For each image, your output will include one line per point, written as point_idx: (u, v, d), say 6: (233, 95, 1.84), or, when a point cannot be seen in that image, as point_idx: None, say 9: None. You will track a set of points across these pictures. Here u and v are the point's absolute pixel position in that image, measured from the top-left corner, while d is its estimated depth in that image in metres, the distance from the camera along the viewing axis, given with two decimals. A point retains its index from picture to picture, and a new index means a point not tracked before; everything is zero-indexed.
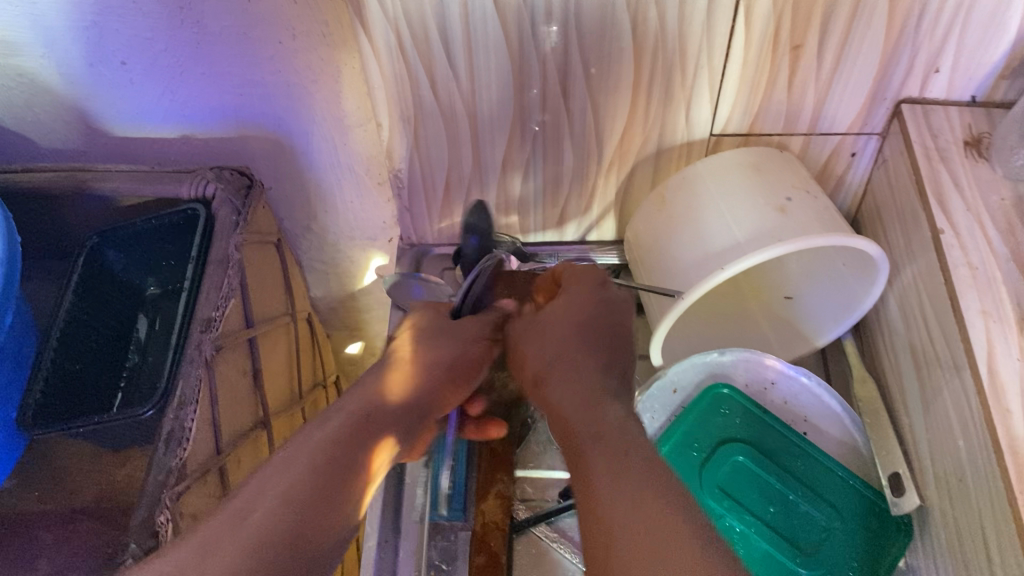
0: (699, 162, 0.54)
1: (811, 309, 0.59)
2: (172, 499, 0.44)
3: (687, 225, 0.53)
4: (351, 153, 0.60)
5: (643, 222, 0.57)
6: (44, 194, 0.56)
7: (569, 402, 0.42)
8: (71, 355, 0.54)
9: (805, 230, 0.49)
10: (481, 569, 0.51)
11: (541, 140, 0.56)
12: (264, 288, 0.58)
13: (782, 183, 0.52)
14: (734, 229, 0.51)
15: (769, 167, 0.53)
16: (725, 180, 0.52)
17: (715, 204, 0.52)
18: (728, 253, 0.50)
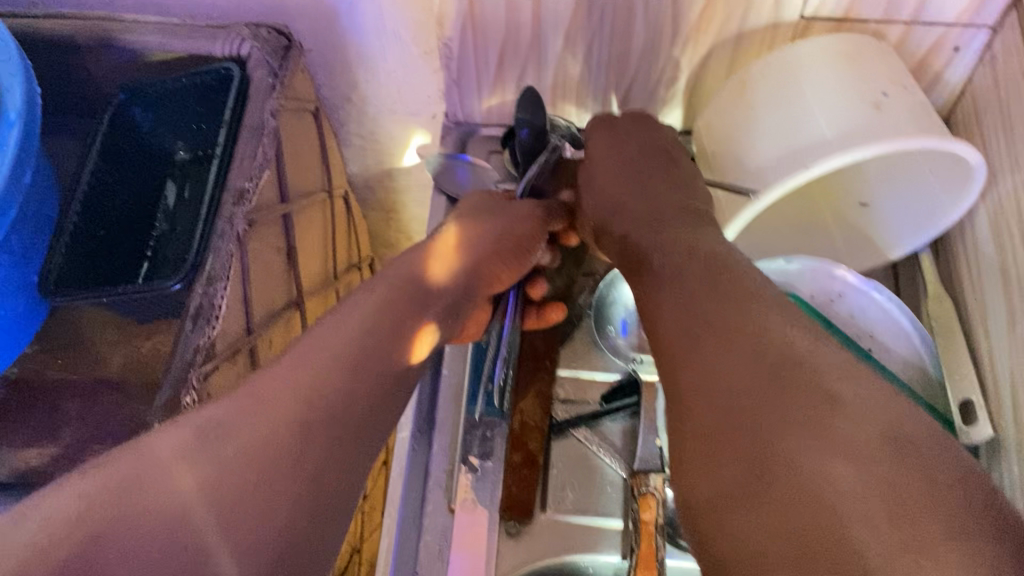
0: (784, 49, 0.49)
1: (888, 219, 0.54)
2: (199, 379, 0.42)
3: (770, 120, 0.48)
4: (398, 16, 0.55)
5: (717, 113, 0.52)
6: (67, 45, 0.51)
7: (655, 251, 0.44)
8: (94, 218, 0.50)
9: (898, 130, 0.44)
10: (517, 469, 0.49)
11: (609, 13, 0.51)
12: (302, 160, 0.54)
13: (877, 76, 0.47)
14: (821, 123, 0.46)
15: (864, 57, 0.48)
16: (815, 71, 0.47)
17: (803, 98, 0.47)
18: (813, 149, 0.45)
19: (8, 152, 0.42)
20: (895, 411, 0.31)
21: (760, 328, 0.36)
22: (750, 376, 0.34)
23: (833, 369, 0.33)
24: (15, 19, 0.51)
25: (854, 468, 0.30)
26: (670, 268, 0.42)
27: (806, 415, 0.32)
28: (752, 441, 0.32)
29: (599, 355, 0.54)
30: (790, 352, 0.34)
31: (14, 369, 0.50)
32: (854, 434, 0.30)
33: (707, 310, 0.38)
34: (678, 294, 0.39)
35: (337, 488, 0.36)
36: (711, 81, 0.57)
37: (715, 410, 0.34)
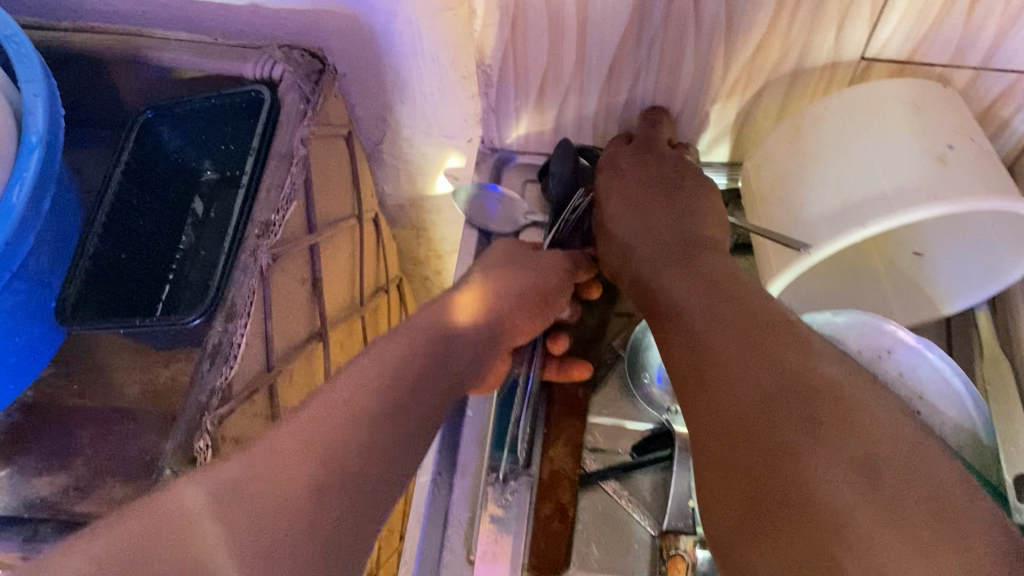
0: (842, 93, 0.46)
1: (946, 270, 0.51)
2: (213, 423, 0.40)
3: (828, 170, 0.46)
4: (436, 40, 0.53)
5: (772, 158, 0.50)
6: (95, 60, 0.50)
7: (678, 289, 0.44)
8: (115, 238, 0.49)
9: (965, 188, 0.41)
10: (550, 521, 0.46)
11: (657, 46, 0.48)
12: (331, 186, 0.52)
13: (944, 126, 0.44)
14: (881, 177, 0.43)
15: (931, 106, 0.44)
16: (876, 119, 0.45)
17: (864, 150, 0.45)
18: (871, 204, 0.43)
19: (26, 178, 0.41)
20: (903, 428, 0.33)
21: (777, 344, 0.37)
22: (763, 391, 0.35)
23: (845, 385, 0.35)
24: (45, 33, 0.50)
25: (852, 474, 0.31)
26: (691, 309, 0.42)
27: (811, 427, 0.33)
28: (761, 453, 0.34)
29: (632, 404, 0.53)
30: (804, 368, 0.35)
31: (29, 393, 0.49)
32: (855, 444, 0.32)
33: (728, 329, 0.39)
34: (699, 312, 0.41)
35: (354, 555, 0.34)
36: (760, 118, 0.54)
37: (727, 423, 0.36)
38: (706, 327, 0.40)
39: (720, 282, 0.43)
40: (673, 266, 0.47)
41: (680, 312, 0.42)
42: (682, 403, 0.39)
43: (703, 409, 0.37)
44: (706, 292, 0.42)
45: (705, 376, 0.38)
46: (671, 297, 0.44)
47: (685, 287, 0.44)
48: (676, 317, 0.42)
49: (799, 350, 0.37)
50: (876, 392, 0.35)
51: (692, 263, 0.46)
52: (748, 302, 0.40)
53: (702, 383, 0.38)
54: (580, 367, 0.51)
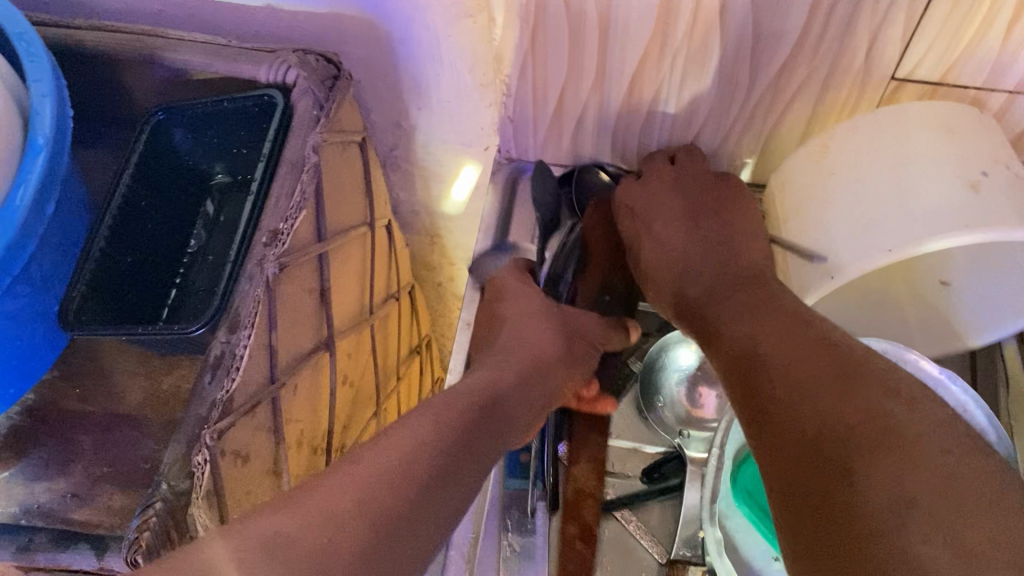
0: (875, 114, 0.45)
1: (970, 301, 0.50)
2: (213, 437, 0.38)
3: (854, 189, 0.44)
4: (456, 46, 0.51)
5: (797, 174, 0.49)
6: (108, 59, 0.49)
7: (734, 319, 0.46)
8: (122, 241, 0.48)
9: (999, 215, 0.40)
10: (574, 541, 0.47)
11: (682, 60, 0.47)
12: (343, 194, 0.51)
13: (980, 153, 0.42)
14: (908, 199, 0.42)
15: (965, 131, 0.43)
16: (908, 141, 0.43)
17: (895, 170, 0.43)
18: (898, 228, 0.42)
19: (31, 180, 0.40)
20: (948, 449, 0.34)
21: (837, 373, 0.38)
22: (823, 422, 0.37)
23: (901, 413, 0.36)
24: (58, 30, 0.49)
25: (900, 502, 0.33)
26: (753, 338, 0.43)
27: (868, 457, 0.35)
28: (822, 483, 0.35)
29: (647, 427, 0.53)
30: (863, 397, 0.37)
31: (30, 395, 0.48)
32: (908, 477, 0.33)
33: (789, 358, 0.40)
34: (759, 338, 0.42)
35: None
36: (785, 138, 0.53)
37: (796, 450, 0.37)
38: (772, 353, 0.41)
39: (781, 306, 0.44)
40: (721, 304, 0.48)
41: (743, 336, 0.44)
42: (751, 426, 0.40)
43: (768, 435, 0.39)
44: (767, 319, 0.43)
45: (771, 403, 0.39)
46: (728, 324, 0.46)
47: (744, 320, 0.45)
48: (737, 344, 0.44)
49: (858, 378, 0.38)
50: (928, 415, 0.36)
51: (742, 292, 0.48)
52: (807, 331, 0.41)
53: (768, 411, 0.39)
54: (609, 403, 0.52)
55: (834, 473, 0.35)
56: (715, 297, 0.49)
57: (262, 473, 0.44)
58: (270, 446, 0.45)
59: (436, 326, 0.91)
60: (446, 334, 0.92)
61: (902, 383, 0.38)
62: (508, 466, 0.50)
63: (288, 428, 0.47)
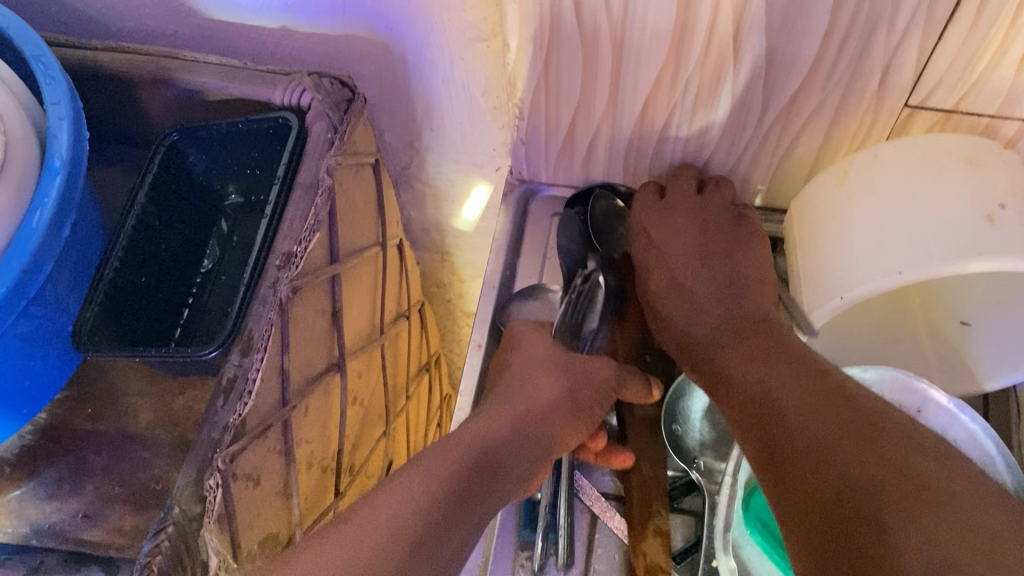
0: (892, 141, 0.45)
1: (990, 344, 0.50)
2: (225, 461, 0.38)
3: (871, 219, 0.45)
4: (468, 69, 0.51)
5: (815, 197, 0.49)
6: (124, 79, 0.50)
7: (748, 364, 0.46)
8: (135, 262, 0.48)
9: (1014, 248, 0.40)
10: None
11: (694, 85, 0.47)
12: (355, 215, 0.52)
13: (998, 182, 0.42)
14: (928, 236, 0.42)
15: (989, 162, 0.43)
16: (925, 170, 0.43)
17: (913, 200, 0.43)
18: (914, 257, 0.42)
19: (48, 203, 0.40)
20: (976, 504, 0.33)
21: (858, 425, 0.38)
22: (845, 476, 0.36)
23: (925, 468, 0.35)
24: (75, 51, 0.50)
25: (930, 554, 0.31)
26: (768, 387, 0.43)
27: (892, 513, 0.33)
28: (845, 535, 0.34)
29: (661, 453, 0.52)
30: (885, 449, 0.36)
31: (43, 414, 0.49)
32: (934, 528, 0.32)
33: (808, 412, 0.40)
34: (776, 390, 0.42)
35: None
36: (797, 163, 0.53)
37: (814, 502, 0.36)
38: (791, 404, 0.41)
39: (796, 356, 0.44)
40: (736, 347, 0.48)
41: (761, 385, 0.44)
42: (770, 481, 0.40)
43: (790, 486, 0.38)
44: (784, 368, 0.43)
45: (791, 455, 0.39)
46: (744, 372, 0.45)
47: (759, 364, 0.45)
48: (755, 394, 0.44)
49: (878, 430, 0.37)
50: (954, 470, 0.35)
51: (757, 339, 0.47)
52: (824, 380, 0.41)
53: (789, 462, 0.39)
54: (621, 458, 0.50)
55: (856, 522, 0.34)
56: (727, 338, 0.50)
57: (273, 495, 0.44)
58: (281, 468, 0.45)
59: (446, 342, 0.91)
60: (456, 351, 0.92)
61: (924, 436, 0.37)
62: (524, 513, 0.51)
63: (299, 449, 0.47)
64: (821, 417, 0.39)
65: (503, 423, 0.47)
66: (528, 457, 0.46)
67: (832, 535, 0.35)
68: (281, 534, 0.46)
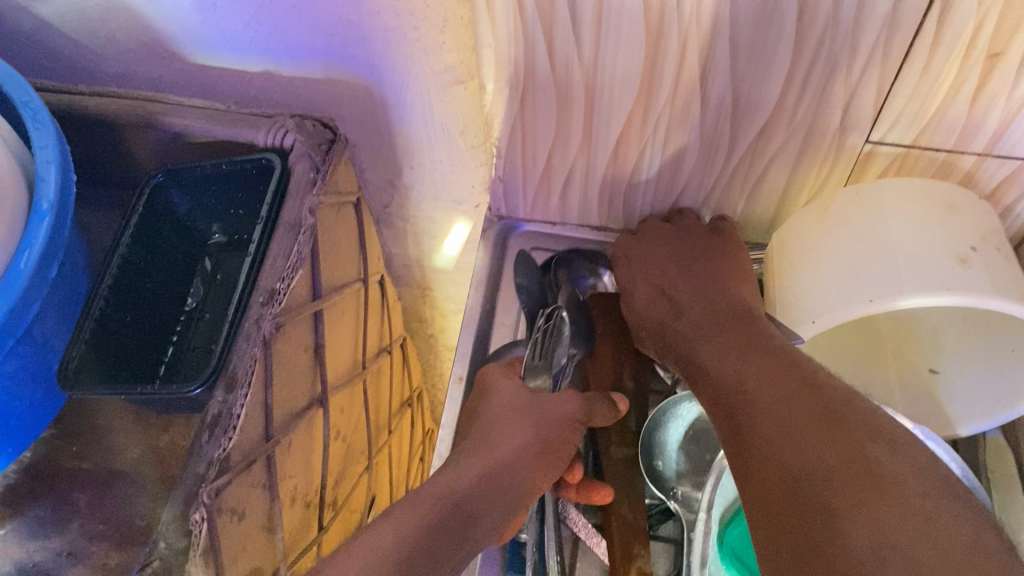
0: (877, 181, 0.47)
1: (956, 388, 0.51)
2: (210, 496, 0.39)
3: (846, 247, 0.47)
4: (446, 110, 0.53)
5: (795, 231, 0.50)
6: (112, 123, 0.51)
7: (720, 360, 0.47)
8: (122, 299, 0.49)
9: (979, 287, 0.42)
10: None
11: (665, 125, 0.49)
12: (337, 253, 0.53)
13: (970, 229, 0.45)
14: (899, 264, 0.44)
15: (963, 209, 0.45)
16: (902, 208, 0.45)
17: (887, 232, 0.45)
18: (887, 287, 0.44)
19: (36, 244, 0.41)
20: (933, 493, 0.34)
21: (822, 415, 0.39)
22: (805, 459, 0.37)
23: (885, 456, 0.36)
24: (63, 96, 0.51)
25: (883, 545, 0.32)
26: (740, 379, 0.44)
27: (850, 497, 0.34)
28: (800, 515, 0.35)
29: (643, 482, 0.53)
30: (853, 441, 0.37)
31: (28, 453, 0.49)
32: (889, 519, 0.33)
33: (778, 402, 0.41)
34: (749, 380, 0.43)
35: None
36: (766, 197, 0.55)
37: (774, 486, 0.37)
38: (761, 392, 0.42)
39: (764, 347, 0.45)
40: (713, 340, 0.48)
41: (732, 375, 0.45)
42: (734, 467, 0.41)
43: (754, 466, 0.39)
44: (752, 361, 0.44)
45: (756, 439, 0.40)
46: (721, 366, 0.46)
47: (730, 358, 0.46)
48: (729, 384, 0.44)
49: (844, 422, 0.38)
50: (911, 461, 0.36)
51: (734, 331, 0.48)
52: (792, 370, 0.42)
53: (753, 446, 0.40)
54: (600, 493, 0.50)
55: (811, 503, 0.35)
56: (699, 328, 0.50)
57: (257, 529, 0.45)
58: (265, 503, 0.45)
59: (428, 377, 0.92)
60: (437, 386, 0.93)
61: (886, 426, 0.38)
62: (509, 555, 0.52)
63: (282, 483, 0.47)
64: (789, 404, 0.40)
65: (485, 454, 0.48)
66: (509, 489, 0.46)
67: (790, 516, 0.36)
68: (266, 568, 0.47)
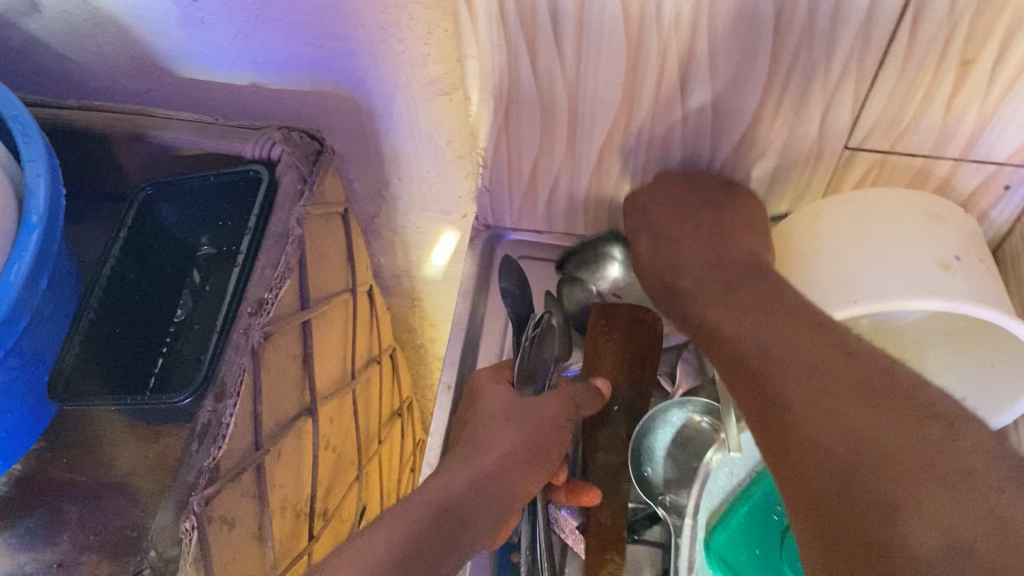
0: (866, 189, 0.48)
1: None
2: (200, 504, 0.39)
3: (832, 252, 0.47)
4: (432, 121, 0.53)
5: (792, 231, 0.51)
6: (100, 137, 0.52)
7: (738, 326, 0.43)
8: (111, 311, 0.50)
9: (959, 295, 0.43)
10: None
11: (647, 132, 0.49)
12: (325, 263, 0.53)
13: (953, 240, 0.46)
14: (888, 273, 0.45)
15: (948, 221, 0.46)
16: (891, 217, 0.46)
17: (873, 237, 0.46)
18: (870, 290, 0.45)
19: (26, 256, 0.41)
20: (998, 476, 0.32)
21: (866, 390, 0.37)
22: (853, 443, 0.35)
23: (943, 436, 0.34)
24: (52, 111, 0.52)
25: (956, 544, 0.30)
26: (764, 350, 0.41)
27: (912, 489, 0.32)
28: (857, 509, 0.33)
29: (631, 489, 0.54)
30: (897, 418, 0.35)
31: (18, 465, 0.49)
32: (955, 512, 0.31)
33: (813, 375, 0.38)
34: (779, 351, 0.40)
35: None
36: None
37: (822, 475, 0.35)
38: (792, 363, 0.39)
39: (787, 310, 0.42)
40: (729, 302, 0.45)
41: (756, 343, 0.42)
42: (772, 451, 0.38)
43: (794, 450, 0.37)
44: (776, 326, 0.41)
45: (794, 419, 0.37)
46: (739, 330, 0.43)
47: (748, 322, 0.43)
48: (750, 355, 0.41)
49: (890, 398, 0.36)
50: (973, 439, 0.34)
51: (750, 288, 0.45)
52: (821, 335, 0.40)
53: (792, 427, 0.37)
54: (588, 495, 0.50)
55: (869, 496, 0.33)
56: (708, 291, 0.47)
57: (247, 538, 0.45)
58: (255, 512, 0.46)
59: (418, 388, 0.92)
60: (427, 396, 0.93)
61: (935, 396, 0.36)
62: (499, 561, 0.53)
63: (272, 492, 0.47)
64: (826, 378, 0.38)
65: (475, 459, 0.48)
66: (505, 490, 0.47)
67: (844, 509, 0.34)
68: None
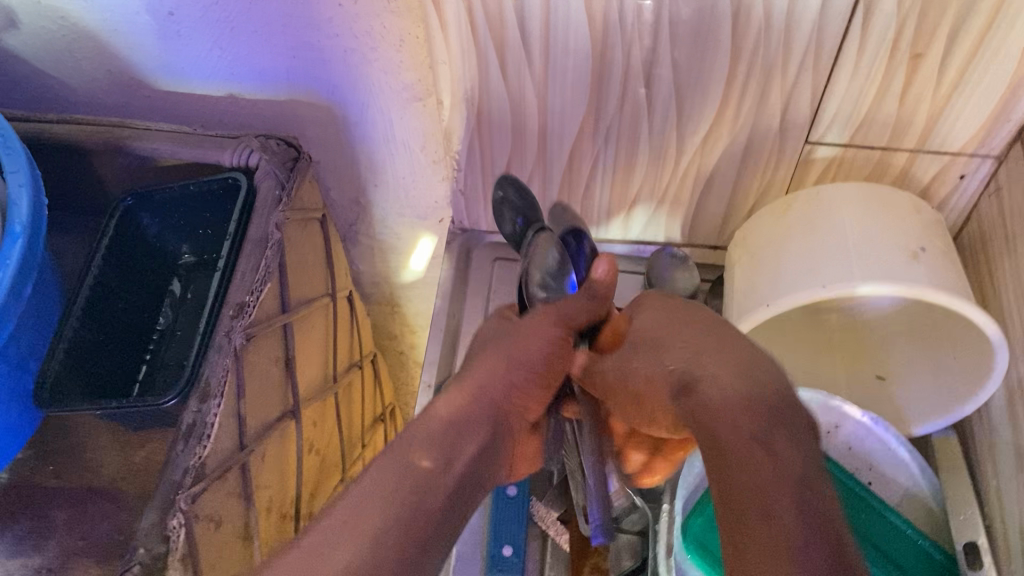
0: (833, 185, 0.51)
1: (910, 391, 0.55)
2: (187, 501, 0.40)
3: (800, 242, 0.49)
4: (406, 127, 0.55)
5: (755, 228, 0.53)
6: (79, 148, 0.53)
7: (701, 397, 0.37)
8: (94, 319, 0.50)
9: (919, 281, 0.45)
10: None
11: (615, 132, 0.51)
12: (304, 268, 0.54)
13: (915, 232, 0.48)
14: (852, 259, 0.46)
15: (905, 217, 0.48)
16: (856, 210, 0.48)
17: (839, 226, 0.48)
18: (832, 272, 0.46)
19: (8, 266, 0.42)
20: None
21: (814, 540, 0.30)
22: None
23: None
24: (30, 124, 0.53)
25: None
26: (714, 438, 0.34)
27: None
28: None
29: None
30: None
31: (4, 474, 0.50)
32: None
33: (770, 516, 0.31)
34: (741, 474, 0.32)
35: None
36: (715, 203, 0.57)
37: None
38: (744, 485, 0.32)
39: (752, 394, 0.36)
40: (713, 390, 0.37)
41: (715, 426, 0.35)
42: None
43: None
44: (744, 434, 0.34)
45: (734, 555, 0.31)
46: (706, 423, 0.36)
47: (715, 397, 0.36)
48: (716, 443, 0.34)
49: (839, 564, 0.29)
50: None
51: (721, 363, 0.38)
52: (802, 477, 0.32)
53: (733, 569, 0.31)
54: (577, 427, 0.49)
55: None
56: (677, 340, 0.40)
57: (233, 538, 0.46)
58: (241, 512, 0.46)
59: (399, 395, 0.93)
60: (409, 403, 0.94)
61: None
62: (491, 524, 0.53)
63: (258, 493, 0.48)
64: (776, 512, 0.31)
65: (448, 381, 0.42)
66: None
67: None
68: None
